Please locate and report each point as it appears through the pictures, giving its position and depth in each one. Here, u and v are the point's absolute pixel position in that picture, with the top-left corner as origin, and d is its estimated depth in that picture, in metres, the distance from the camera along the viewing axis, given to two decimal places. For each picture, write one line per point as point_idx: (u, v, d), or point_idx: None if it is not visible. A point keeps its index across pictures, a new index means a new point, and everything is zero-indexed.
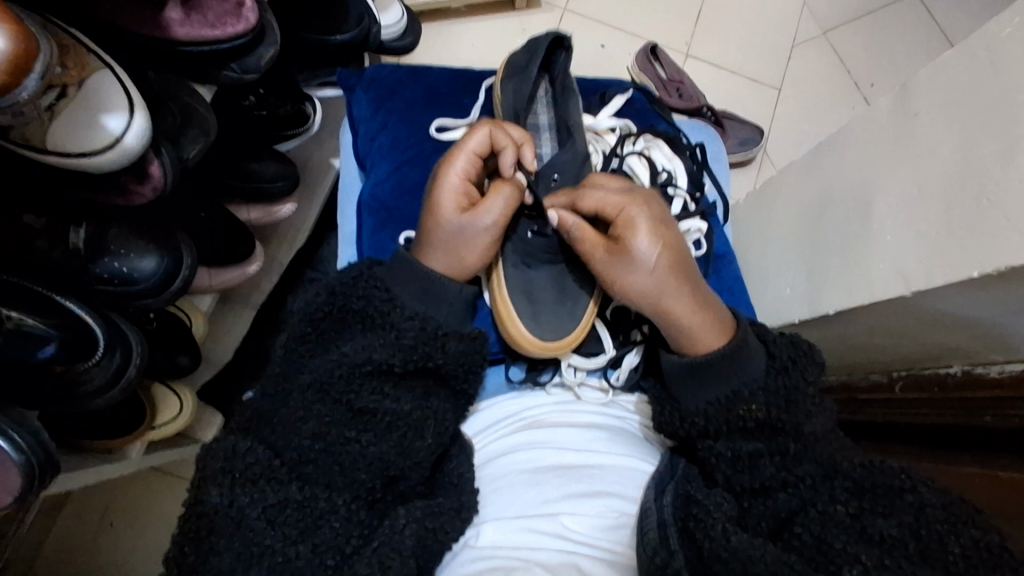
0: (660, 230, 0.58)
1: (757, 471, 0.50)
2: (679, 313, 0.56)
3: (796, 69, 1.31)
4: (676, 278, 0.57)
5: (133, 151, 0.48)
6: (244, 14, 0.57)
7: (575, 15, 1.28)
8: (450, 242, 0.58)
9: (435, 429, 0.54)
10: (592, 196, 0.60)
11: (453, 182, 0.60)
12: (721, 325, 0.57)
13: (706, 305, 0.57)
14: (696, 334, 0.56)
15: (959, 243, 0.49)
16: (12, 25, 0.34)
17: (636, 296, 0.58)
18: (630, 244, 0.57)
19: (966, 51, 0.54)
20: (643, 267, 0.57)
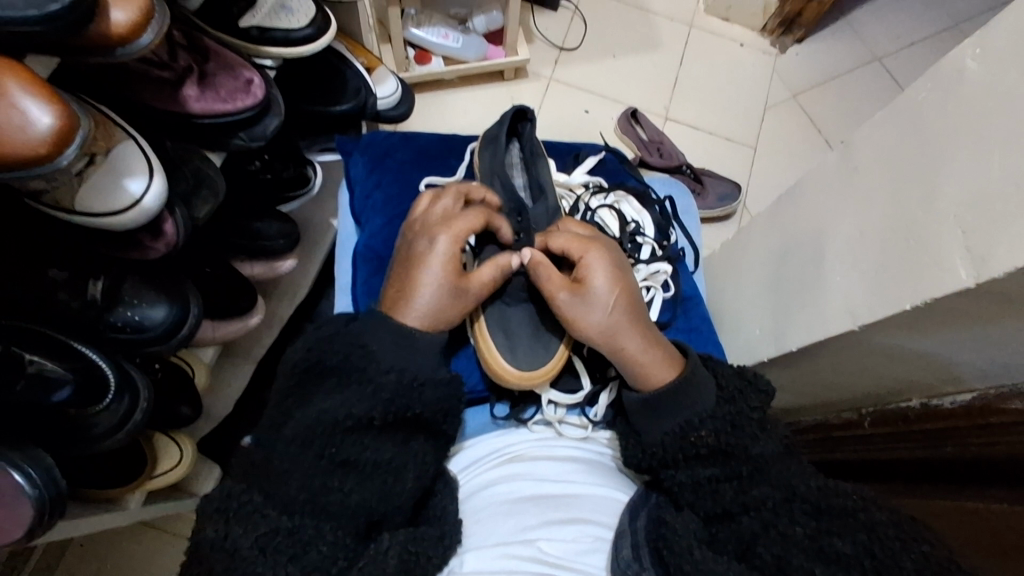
0: (616, 274, 0.65)
1: (718, 496, 0.55)
2: (629, 348, 0.62)
3: (769, 129, 1.40)
4: (630, 319, 0.63)
5: (151, 211, 0.54)
6: (253, 90, 0.65)
7: (559, 83, 1.38)
8: (439, 302, 0.63)
9: (417, 470, 0.57)
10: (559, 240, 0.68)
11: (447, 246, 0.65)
12: (669, 361, 0.62)
13: (654, 343, 0.63)
14: (646, 369, 0.62)
15: (895, 281, 0.55)
16: (58, 104, 0.40)
17: (593, 333, 0.63)
18: (589, 283, 0.64)
19: (893, 110, 0.60)
20: (599, 303, 0.63)
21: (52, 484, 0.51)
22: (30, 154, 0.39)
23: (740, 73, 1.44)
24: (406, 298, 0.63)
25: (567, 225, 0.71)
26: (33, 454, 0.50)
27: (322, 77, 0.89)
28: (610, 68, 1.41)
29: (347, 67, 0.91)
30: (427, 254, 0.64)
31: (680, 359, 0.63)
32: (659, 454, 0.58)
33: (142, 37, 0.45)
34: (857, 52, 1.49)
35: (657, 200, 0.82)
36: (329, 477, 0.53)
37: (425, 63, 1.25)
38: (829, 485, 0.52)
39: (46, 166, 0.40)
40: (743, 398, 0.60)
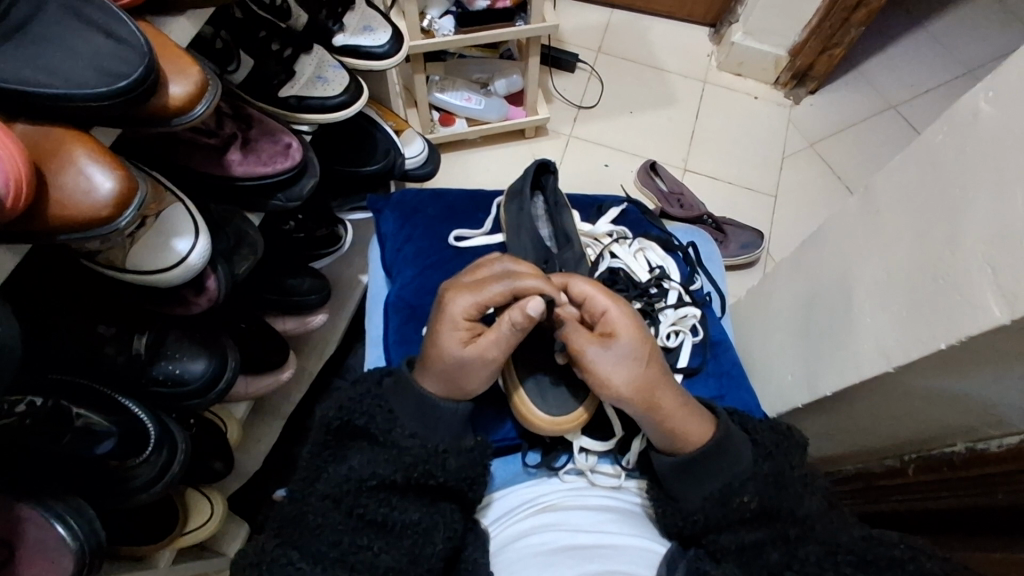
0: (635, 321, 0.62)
1: (763, 559, 0.53)
2: (666, 407, 0.58)
3: (788, 178, 1.42)
4: (658, 371, 0.59)
5: (195, 267, 0.57)
6: (291, 153, 0.69)
7: (579, 140, 1.43)
8: (451, 370, 0.59)
9: (445, 531, 0.56)
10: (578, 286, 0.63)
11: (456, 315, 0.60)
12: (702, 420, 0.60)
13: (685, 401, 0.60)
14: (681, 430, 0.58)
15: (926, 320, 0.55)
16: (120, 170, 0.43)
17: (627, 393, 0.58)
18: (617, 335, 0.60)
19: (910, 154, 0.61)
20: (630, 356, 0.59)
21: (93, 537, 0.52)
22: (93, 216, 0.42)
23: (756, 125, 1.48)
24: (426, 364, 0.61)
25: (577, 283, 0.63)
26: (74, 504, 0.51)
27: (353, 140, 0.93)
28: (627, 124, 1.45)
29: (377, 129, 0.95)
30: (447, 317, 0.61)
31: (710, 421, 0.60)
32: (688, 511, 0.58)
33: (196, 107, 0.49)
34: (872, 102, 1.52)
35: (681, 246, 0.84)
36: (358, 536, 0.54)
37: (449, 125, 1.31)
38: (875, 537, 0.52)
39: (106, 227, 0.43)
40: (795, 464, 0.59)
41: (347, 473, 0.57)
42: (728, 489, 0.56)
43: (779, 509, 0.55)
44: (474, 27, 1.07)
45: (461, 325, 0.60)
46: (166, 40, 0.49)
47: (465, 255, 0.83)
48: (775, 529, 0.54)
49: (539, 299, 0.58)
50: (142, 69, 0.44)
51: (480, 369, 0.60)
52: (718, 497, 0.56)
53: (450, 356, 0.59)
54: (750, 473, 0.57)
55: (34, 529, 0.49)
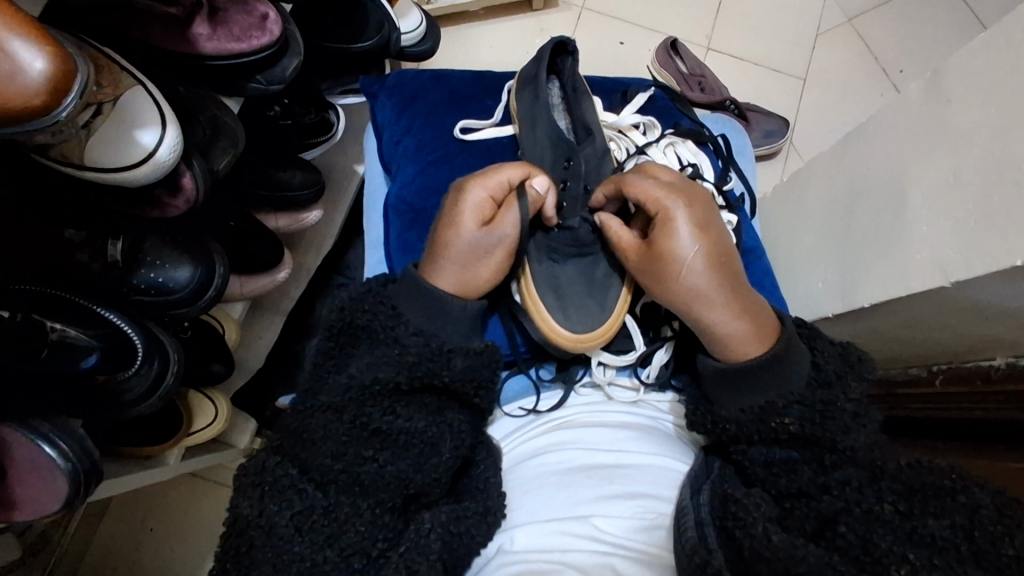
0: (701, 233, 0.56)
1: (794, 476, 0.51)
2: (710, 320, 0.55)
3: (822, 58, 1.28)
4: (717, 284, 0.55)
5: (166, 164, 0.50)
6: (268, 26, 0.59)
7: (593, 12, 1.27)
8: (465, 253, 0.57)
9: (452, 442, 0.53)
10: (640, 186, 0.59)
11: (475, 200, 0.58)
12: (764, 339, 0.54)
13: (748, 317, 0.54)
14: (737, 344, 0.55)
15: (998, 231, 0.49)
16: (51, 46, 0.35)
17: (672, 306, 0.57)
18: (662, 246, 0.56)
19: (1005, 33, 0.53)
20: (677, 270, 0.55)
21: (85, 456, 0.49)
22: (23, 107, 0.34)
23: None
24: (441, 258, 0.57)
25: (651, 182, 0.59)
26: (63, 424, 0.48)
27: (340, 11, 0.81)
28: None
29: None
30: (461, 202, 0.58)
31: (776, 331, 0.55)
32: (720, 427, 0.55)
33: None
34: None
35: (713, 138, 0.76)
36: (363, 447, 0.51)
37: None
38: (923, 463, 0.48)
39: (43, 118, 0.36)
40: (846, 393, 0.54)
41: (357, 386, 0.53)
42: (768, 405, 0.53)
43: (815, 427, 0.52)
44: None
45: (472, 209, 0.57)
46: None
47: (472, 149, 0.75)
48: (812, 448, 0.52)
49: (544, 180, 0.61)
50: None
51: (490, 262, 0.58)
52: (759, 409, 0.53)
53: (460, 246, 0.57)
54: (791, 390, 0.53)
55: (21, 449, 0.46)
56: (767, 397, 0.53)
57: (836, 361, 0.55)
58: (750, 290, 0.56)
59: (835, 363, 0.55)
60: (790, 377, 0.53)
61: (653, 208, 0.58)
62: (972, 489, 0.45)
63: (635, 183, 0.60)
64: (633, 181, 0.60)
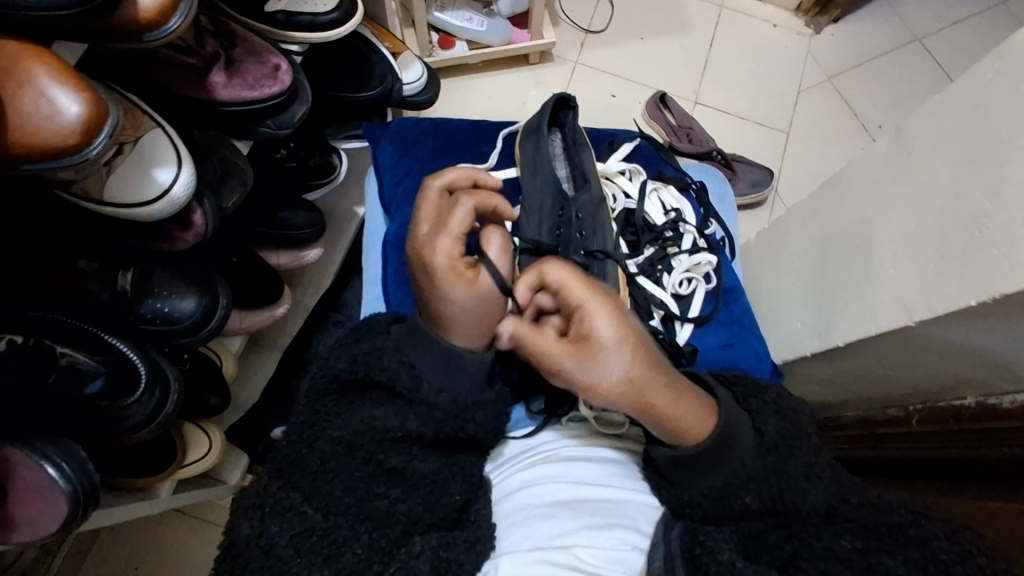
0: (618, 315, 0.54)
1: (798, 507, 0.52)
2: (658, 405, 0.53)
3: (803, 113, 1.35)
4: (654, 371, 0.53)
5: (179, 201, 0.53)
6: (280, 76, 0.63)
7: (586, 67, 1.34)
8: (472, 319, 0.57)
9: (462, 483, 0.56)
10: (552, 270, 0.56)
11: (444, 260, 0.57)
12: (705, 415, 0.55)
13: (685, 400, 0.54)
14: (682, 428, 0.54)
15: (956, 273, 0.52)
16: (88, 93, 0.38)
17: (614, 401, 0.53)
18: (593, 334, 0.52)
19: (955, 92, 0.57)
20: (620, 355, 0.52)
21: (85, 477, 0.50)
22: (59, 146, 0.38)
23: (772, 56, 1.39)
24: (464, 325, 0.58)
25: (548, 268, 0.57)
26: (66, 446, 0.50)
27: (347, 63, 0.87)
28: (637, 52, 1.37)
29: (372, 51, 0.89)
30: (434, 269, 0.57)
31: (710, 407, 0.56)
32: (681, 494, 0.56)
33: (171, 22, 0.44)
34: (896, 32, 1.42)
35: (696, 184, 0.81)
36: (374, 484, 0.53)
37: (448, 48, 1.22)
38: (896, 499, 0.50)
39: (76, 158, 0.39)
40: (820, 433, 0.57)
41: (366, 422, 0.56)
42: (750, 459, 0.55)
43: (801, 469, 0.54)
44: None
45: (451, 269, 0.57)
46: None
47: None
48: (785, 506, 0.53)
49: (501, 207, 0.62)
50: None
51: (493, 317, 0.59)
52: (721, 488, 0.54)
53: (461, 309, 0.57)
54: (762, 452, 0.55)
55: (22, 469, 0.47)
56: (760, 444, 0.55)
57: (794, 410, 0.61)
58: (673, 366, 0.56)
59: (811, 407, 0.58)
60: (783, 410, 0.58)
61: (571, 299, 0.55)
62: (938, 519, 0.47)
63: (549, 272, 0.57)
64: (547, 269, 0.57)
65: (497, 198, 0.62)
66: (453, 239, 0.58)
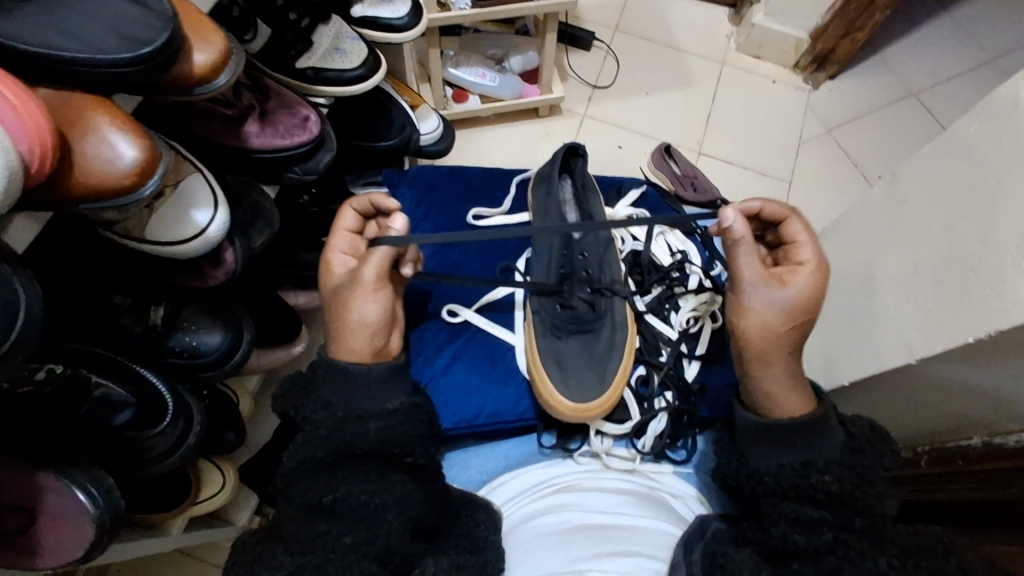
0: (821, 273, 0.62)
1: (814, 535, 0.51)
2: (771, 364, 0.61)
3: (804, 164, 1.39)
4: (802, 319, 0.61)
5: (214, 240, 0.57)
6: (309, 126, 0.68)
7: (593, 120, 1.41)
8: (336, 306, 0.63)
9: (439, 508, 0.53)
10: (795, 225, 0.65)
11: (333, 259, 0.64)
12: (804, 397, 0.60)
13: (795, 381, 0.60)
14: (776, 399, 0.60)
15: (953, 311, 0.54)
16: (143, 140, 0.42)
17: (750, 330, 0.61)
18: (791, 281, 0.61)
19: (943, 142, 0.61)
20: (807, 301, 0.60)
21: (111, 506, 0.51)
22: (115, 185, 0.41)
23: (772, 109, 1.45)
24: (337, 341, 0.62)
25: (794, 221, 0.65)
26: (94, 473, 0.51)
27: (368, 115, 0.92)
28: (642, 105, 1.43)
29: (393, 104, 0.94)
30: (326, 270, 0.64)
31: (812, 398, 0.60)
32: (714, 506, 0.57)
33: (219, 76, 0.48)
34: (891, 88, 1.48)
35: (701, 228, 0.84)
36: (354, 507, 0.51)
37: (462, 101, 1.29)
38: (917, 530, 0.50)
39: (129, 197, 0.43)
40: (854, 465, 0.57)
41: None
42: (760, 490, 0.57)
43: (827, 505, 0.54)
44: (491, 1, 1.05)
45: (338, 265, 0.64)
46: (190, 8, 0.48)
47: (483, 234, 0.83)
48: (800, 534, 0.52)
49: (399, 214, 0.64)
50: (166, 35, 0.43)
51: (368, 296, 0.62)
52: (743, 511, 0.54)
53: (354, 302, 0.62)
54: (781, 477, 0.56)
55: (53, 496, 0.49)
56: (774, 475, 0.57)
57: None
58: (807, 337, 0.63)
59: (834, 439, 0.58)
60: (806, 447, 0.57)
61: (803, 253, 0.64)
62: (959, 553, 0.47)
63: (797, 225, 0.65)
64: (794, 219, 0.65)
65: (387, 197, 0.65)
66: (345, 240, 0.65)
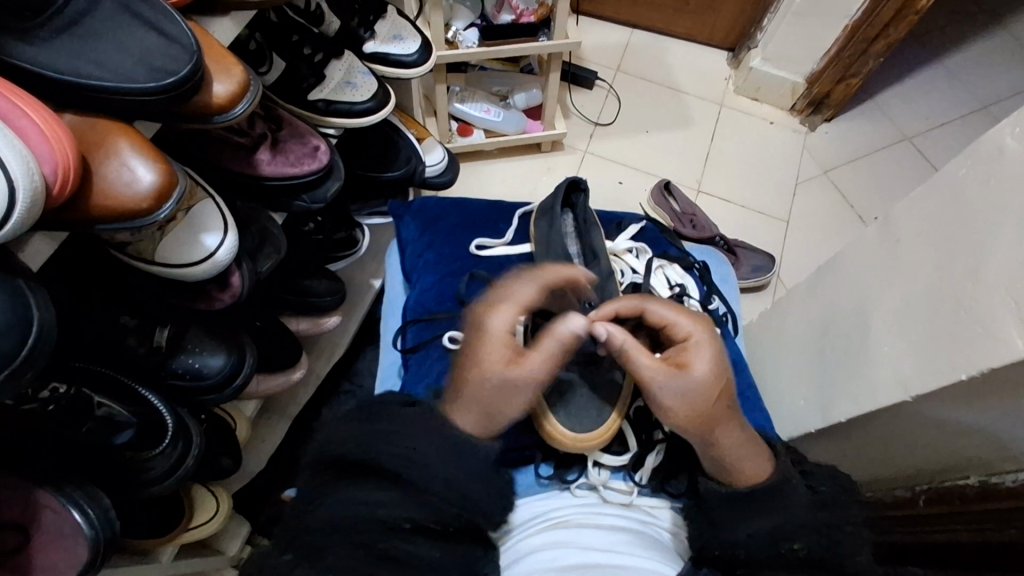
0: (717, 356, 0.64)
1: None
2: (721, 439, 0.62)
3: (801, 203, 1.42)
4: (724, 403, 0.62)
5: (222, 263, 0.58)
6: (319, 156, 0.70)
7: (594, 156, 1.44)
8: (490, 400, 0.61)
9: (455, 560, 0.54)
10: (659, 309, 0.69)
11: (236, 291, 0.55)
12: (758, 461, 0.62)
13: (743, 440, 0.63)
14: (734, 466, 0.62)
15: (945, 348, 0.55)
16: (163, 166, 0.44)
17: (681, 412, 0.61)
18: (691, 365, 0.63)
19: (932, 185, 0.63)
20: (706, 385, 0.62)
21: (107, 527, 0.52)
22: (133, 208, 0.43)
23: (769, 150, 1.48)
24: (457, 401, 0.62)
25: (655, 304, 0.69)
26: (92, 492, 0.52)
27: (376, 146, 0.94)
28: (642, 143, 1.47)
29: (399, 136, 0.97)
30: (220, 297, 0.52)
31: (765, 462, 0.63)
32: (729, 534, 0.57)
33: (237, 107, 0.50)
34: (886, 131, 1.52)
35: (699, 263, 0.86)
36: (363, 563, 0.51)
37: (467, 135, 1.32)
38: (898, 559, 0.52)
39: (144, 220, 0.44)
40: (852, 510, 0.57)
41: None
42: (786, 527, 0.55)
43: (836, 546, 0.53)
44: (498, 40, 1.09)
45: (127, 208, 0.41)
46: (212, 41, 0.50)
47: (485, 264, 0.84)
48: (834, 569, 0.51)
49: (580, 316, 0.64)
50: (191, 66, 0.45)
51: (524, 387, 0.63)
52: (769, 535, 0.55)
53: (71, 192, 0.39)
54: (799, 515, 0.56)
55: (51, 515, 0.49)
56: (786, 517, 0.56)
57: (826, 482, 0.61)
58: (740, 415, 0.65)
59: (828, 484, 0.61)
60: (795, 499, 0.58)
61: (678, 332, 0.67)
62: None
63: (655, 310, 0.68)
64: (653, 304, 0.69)
65: (88, 129, 0.43)
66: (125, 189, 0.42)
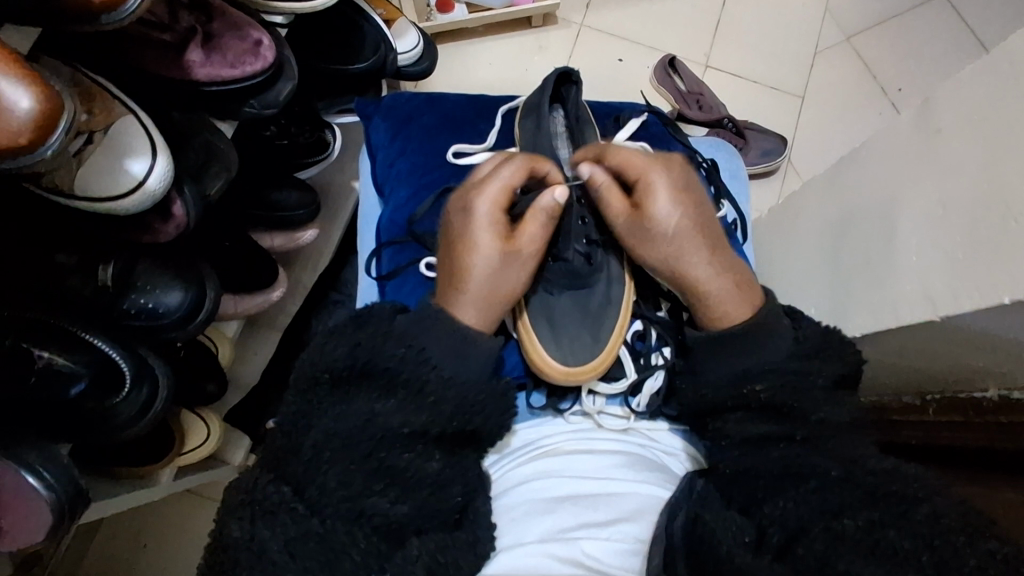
0: (681, 199, 0.62)
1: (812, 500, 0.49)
2: (698, 283, 0.61)
3: (820, 76, 1.28)
4: (696, 240, 0.61)
5: (156, 193, 0.50)
6: (262, 52, 0.59)
7: (591, 30, 1.28)
8: (486, 291, 0.59)
9: (463, 485, 0.53)
10: (622, 153, 0.65)
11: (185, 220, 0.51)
12: (746, 298, 0.61)
13: (732, 280, 0.61)
14: (717, 307, 0.61)
15: (987, 263, 0.49)
16: (37, 86, 0.35)
17: (654, 260, 0.63)
18: (649, 208, 0.62)
19: (988, 65, 0.53)
20: (663, 229, 0.61)
21: (70, 483, 0.48)
22: (8, 144, 0.35)
23: (788, 15, 1.32)
24: (456, 291, 0.59)
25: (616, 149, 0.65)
26: (49, 450, 0.48)
27: (336, 32, 0.82)
28: (645, 13, 1.30)
29: (364, 20, 0.84)
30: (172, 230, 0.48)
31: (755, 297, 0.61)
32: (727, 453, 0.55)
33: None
34: None
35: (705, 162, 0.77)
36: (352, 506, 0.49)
37: (447, 12, 1.16)
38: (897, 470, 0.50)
39: (27, 156, 0.36)
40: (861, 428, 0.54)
41: None
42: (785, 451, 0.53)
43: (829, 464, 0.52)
44: None
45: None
46: None
47: (467, 172, 0.75)
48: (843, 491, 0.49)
49: (563, 187, 0.61)
50: None
51: (515, 267, 0.61)
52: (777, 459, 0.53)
53: None
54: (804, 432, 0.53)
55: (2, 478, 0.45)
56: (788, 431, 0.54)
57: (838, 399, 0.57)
58: (730, 254, 0.63)
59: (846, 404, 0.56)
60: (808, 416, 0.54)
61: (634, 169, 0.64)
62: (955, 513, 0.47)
63: (615, 151, 0.65)
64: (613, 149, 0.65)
65: None
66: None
